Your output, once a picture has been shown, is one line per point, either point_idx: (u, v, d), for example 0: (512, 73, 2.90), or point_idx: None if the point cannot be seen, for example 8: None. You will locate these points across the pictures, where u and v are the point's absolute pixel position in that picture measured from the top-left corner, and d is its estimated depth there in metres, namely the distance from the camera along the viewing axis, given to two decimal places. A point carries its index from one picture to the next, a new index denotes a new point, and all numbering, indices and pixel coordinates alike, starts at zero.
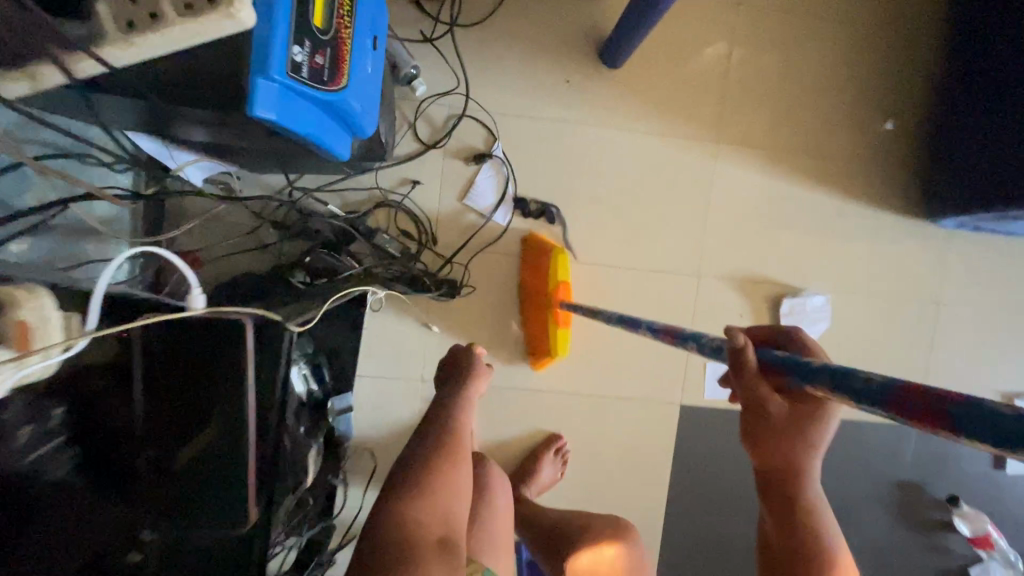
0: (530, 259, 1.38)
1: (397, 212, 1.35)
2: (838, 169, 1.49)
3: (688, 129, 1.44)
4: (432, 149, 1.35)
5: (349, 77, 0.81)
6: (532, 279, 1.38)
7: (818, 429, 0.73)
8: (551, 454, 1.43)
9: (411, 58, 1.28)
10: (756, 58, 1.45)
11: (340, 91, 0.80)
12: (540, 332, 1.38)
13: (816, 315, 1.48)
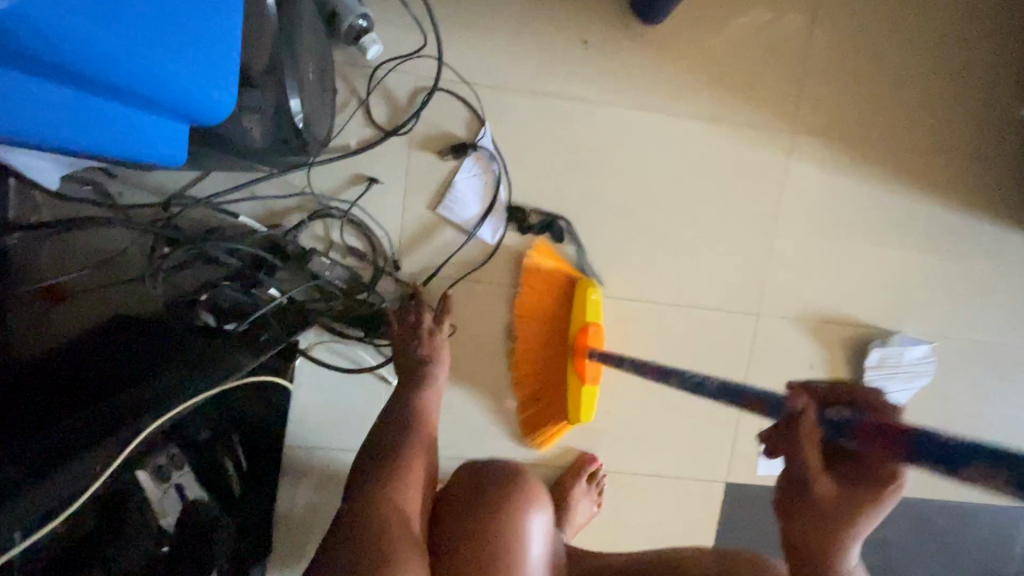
0: (543, 289, 1.00)
1: (341, 226, 0.97)
2: (951, 170, 1.09)
3: (751, 113, 1.04)
4: (392, 137, 0.96)
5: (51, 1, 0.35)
6: (550, 316, 1.00)
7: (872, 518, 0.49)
8: (585, 484, 1.06)
9: (360, 3, 0.88)
10: (848, 14, 1.04)
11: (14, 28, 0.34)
12: (553, 390, 1.01)
13: (916, 369, 1.10)
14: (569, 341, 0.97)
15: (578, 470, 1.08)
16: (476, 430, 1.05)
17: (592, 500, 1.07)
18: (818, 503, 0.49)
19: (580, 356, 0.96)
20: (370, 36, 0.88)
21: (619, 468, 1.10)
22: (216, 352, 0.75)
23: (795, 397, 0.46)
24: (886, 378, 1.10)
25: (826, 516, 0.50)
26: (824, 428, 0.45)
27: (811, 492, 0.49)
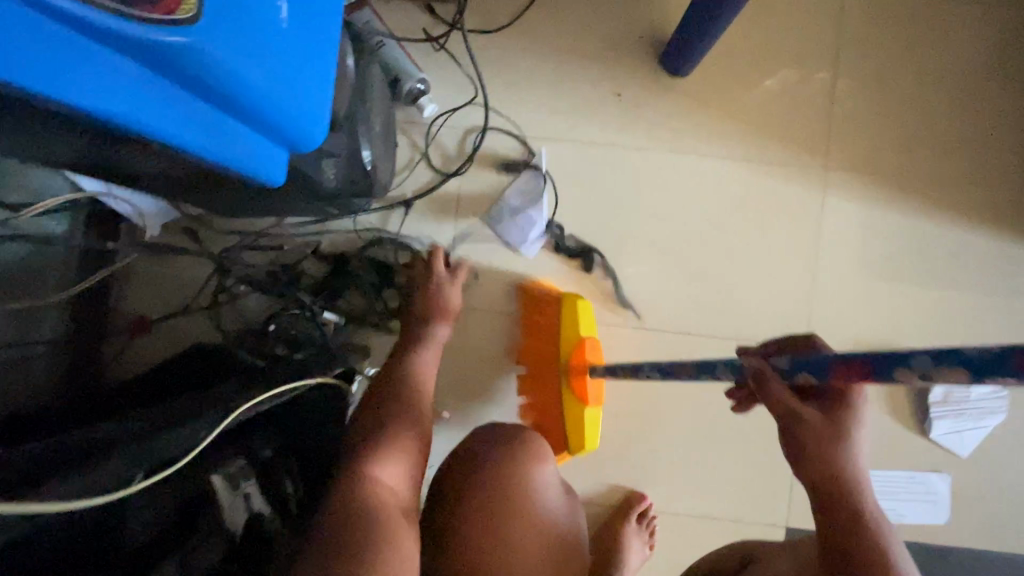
0: (538, 314, 1.04)
1: (392, 248, 1.04)
2: (997, 200, 1.08)
3: (781, 151, 1.09)
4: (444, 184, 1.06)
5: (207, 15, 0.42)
6: (546, 339, 1.04)
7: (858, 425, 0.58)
8: (637, 524, 1.03)
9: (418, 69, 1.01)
10: (870, 58, 1.10)
11: (184, 33, 0.41)
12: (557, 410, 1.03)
13: (984, 405, 1.05)
14: (567, 360, 0.99)
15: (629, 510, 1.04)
16: None
17: (644, 541, 1.03)
18: (811, 425, 0.57)
19: (582, 375, 0.99)
20: (426, 97, 1.02)
21: (670, 509, 1.07)
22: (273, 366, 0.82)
23: (748, 359, 0.56)
24: (953, 414, 1.05)
25: (821, 440, 0.58)
26: (851, 372, 0.45)
27: (809, 422, 0.57)
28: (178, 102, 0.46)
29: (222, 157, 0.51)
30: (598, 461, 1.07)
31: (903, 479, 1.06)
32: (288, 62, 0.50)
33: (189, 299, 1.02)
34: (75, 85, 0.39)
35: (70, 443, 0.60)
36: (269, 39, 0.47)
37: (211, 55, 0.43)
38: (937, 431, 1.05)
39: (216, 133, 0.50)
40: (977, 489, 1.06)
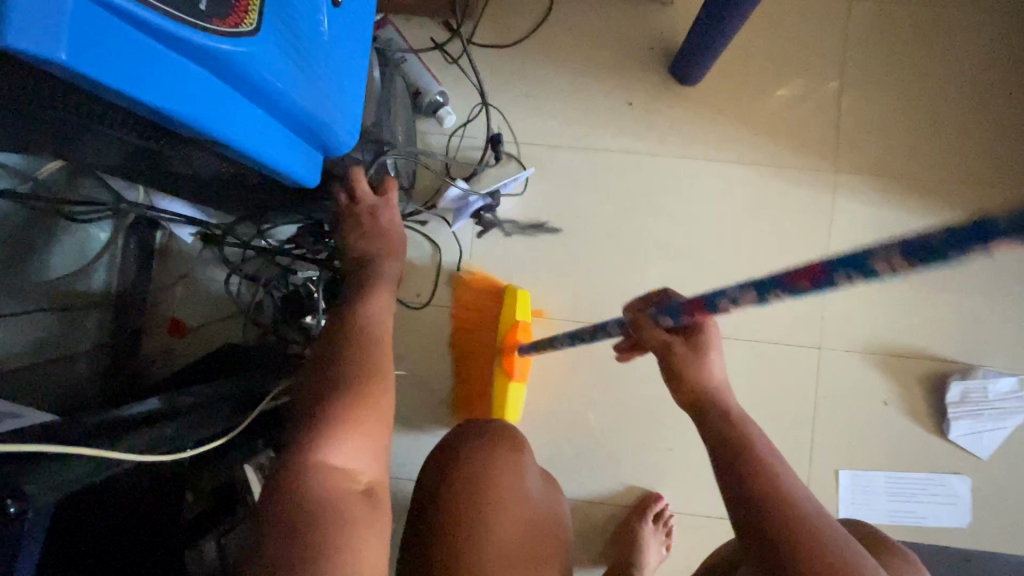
0: (483, 303, 1.09)
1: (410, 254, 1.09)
2: (1008, 200, 1.09)
3: (790, 155, 1.11)
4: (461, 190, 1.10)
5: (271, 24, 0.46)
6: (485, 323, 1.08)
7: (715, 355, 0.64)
8: (653, 523, 1.04)
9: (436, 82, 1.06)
10: (877, 64, 1.12)
11: (257, 41, 0.44)
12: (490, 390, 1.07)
13: (1003, 406, 1.04)
14: (501, 341, 1.04)
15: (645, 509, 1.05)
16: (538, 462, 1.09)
17: (661, 540, 1.03)
18: (688, 385, 0.63)
19: (512, 357, 1.03)
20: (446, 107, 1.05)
21: (686, 509, 1.08)
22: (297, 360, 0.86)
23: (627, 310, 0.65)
24: (971, 414, 1.04)
25: (703, 382, 0.62)
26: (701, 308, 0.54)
27: (671, 352, 0.63)
28: (243, 105, 0.48)
29: (273, 160, 0.54)
30: (614, 461, 1.09)
31: (922, 480, 1.05)
32: (325, 66, 0.54)
33: (221, 303, 1.08)
34: (173, 92, 0.41)
35: (105, 413, 0.62)
36: (311, 45, 0.51)
37: (273, 61, 0.46)
38: (956, 431, 1.05)
39: (271, 134, 0.53)
40: (999, 490, 1.05)
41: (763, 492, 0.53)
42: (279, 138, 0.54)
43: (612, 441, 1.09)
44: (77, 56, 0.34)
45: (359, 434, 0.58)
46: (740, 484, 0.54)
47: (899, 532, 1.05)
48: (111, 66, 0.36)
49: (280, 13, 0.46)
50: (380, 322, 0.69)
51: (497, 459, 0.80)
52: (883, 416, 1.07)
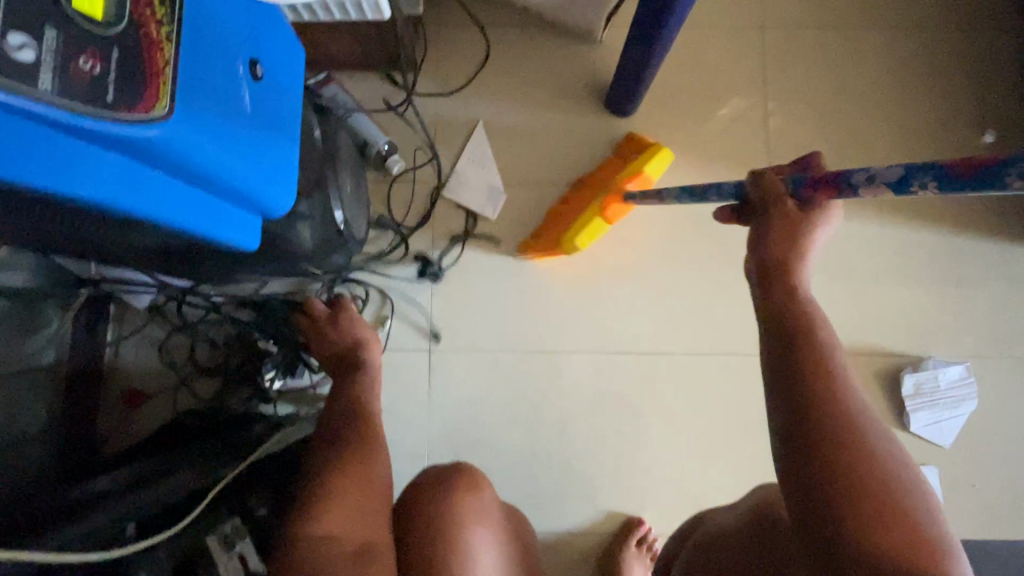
0: (616, 164, 1.11)
1: (371, 302, 1.11)
2: (934, 200, 1.16)
3: (728, 172, 1.17)
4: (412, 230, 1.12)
5: (187, 103, 0.47)
6: (612, 169, 1.10)
7: (815, 241, 0.60)
8: (636, 547, 1.03)
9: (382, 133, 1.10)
10: (797, 83, 1.20)
11: (172, 123, 0.46)
12: (567, 216, 1.10)
13: (956, 394, 1.08)
14: (618, 181, 1.04)
15: (627, 534, 1.05)
16: (518, 498, 1.08)
17: (646, 565, 1.03)
18: (779, 292, 0.60)
19: (617, 197, 1.04)
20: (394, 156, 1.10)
21: (670, 531, 1.07)
22: (260, 428, 0.92)
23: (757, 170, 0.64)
24: (928, 405, 1.08)
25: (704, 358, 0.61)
26: (832, 183, 0.56)
27: (776, 216, 0.60)
28: (165, 182, 0.50)
29: (209, 232, 0.56)
30: (593, 489, 1.08)
31: None
32: (252, 137, 0.55)
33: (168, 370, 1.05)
34: (85, 179, 0.43)
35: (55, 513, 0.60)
36: (233, 119, 0.52)
37: (192, 140, 0.48)
38: (916, 424, 1.08)
39: (201, 206, 0.54)
40: (965, 478, 1.08)
41: (819, 408, 0.52)
42: (214, 211, 0.56)
43: (589, 470, 1.09)
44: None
45: (339, 507, 0.72)
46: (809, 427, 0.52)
47: None
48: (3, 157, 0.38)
49: (192, 94, 0.48)
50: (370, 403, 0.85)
51: (461, 501, 0.78)
52: None
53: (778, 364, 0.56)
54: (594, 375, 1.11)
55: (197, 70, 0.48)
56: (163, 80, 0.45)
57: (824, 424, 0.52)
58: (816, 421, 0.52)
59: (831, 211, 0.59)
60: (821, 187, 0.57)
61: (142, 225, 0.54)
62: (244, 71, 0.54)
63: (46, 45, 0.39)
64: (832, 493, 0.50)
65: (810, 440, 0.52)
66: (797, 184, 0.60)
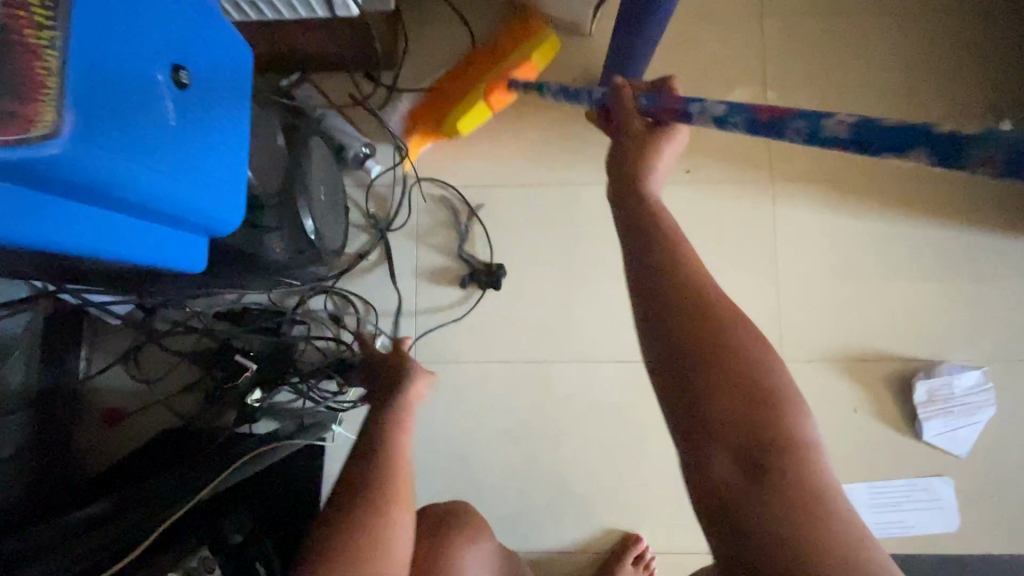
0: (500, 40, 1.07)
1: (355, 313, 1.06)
2: (947, 194, 1.09)
3: (726, 168, 1.10)
4: (393, 237, 1.08)
5: (81, 115, 0.38)
6: (487, 59, 1.06)
7: (670, 152, 0.59)
8: (631, 566, 0.98)
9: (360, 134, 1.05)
10: (798, 73, 1.13)
11: (57, 140, 0.37)
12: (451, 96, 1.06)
13: (971, 400, 1.02)
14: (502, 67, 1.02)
15: (622, 553, 1.00)
16: (509, 515, 1.03)
17: None
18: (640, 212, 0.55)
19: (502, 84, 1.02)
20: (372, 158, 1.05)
21: (668, 548, 1.02)
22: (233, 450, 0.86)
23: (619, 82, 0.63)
24: (942, 413, 1.02)
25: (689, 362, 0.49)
26: (678, 109, 0.57)
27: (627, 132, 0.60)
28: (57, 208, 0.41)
29: (136, 258, 0.50)
30: (586, 505, 1.04)
31: (903, 487, 1.02)
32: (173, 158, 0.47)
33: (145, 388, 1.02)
34: None
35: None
36: (147, 139, 0.43)
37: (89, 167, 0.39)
38: (929, 433, 1.02)
39: (112, 233, 0.46)
40: (981, 490, 1.01)
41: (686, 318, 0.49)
42: (141, 235, 0.49)
43: (583, 485, 1.04)
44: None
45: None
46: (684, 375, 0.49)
47: (888, 544, 1.01)
48: None
49: (91, 103, 0.39)
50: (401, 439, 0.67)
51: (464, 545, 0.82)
52: (855, 424, 1.04)
53: (645, 283, 0.51)
54: (587, 386, 1.06)
55: (95, 80, 0.38)
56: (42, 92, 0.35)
57: (694, 332, 0.49)
58: (684, 330, 0.49)
59: (677, 134, 0.59)
60: (668, 110, 0.58)
61: (47, 251, 0.46)
62: (164, 79, 0.45)
63: None
64: (698, 398, 0.48)
65: (678, 351, 0.49)
66: (648, 103, 0.60)
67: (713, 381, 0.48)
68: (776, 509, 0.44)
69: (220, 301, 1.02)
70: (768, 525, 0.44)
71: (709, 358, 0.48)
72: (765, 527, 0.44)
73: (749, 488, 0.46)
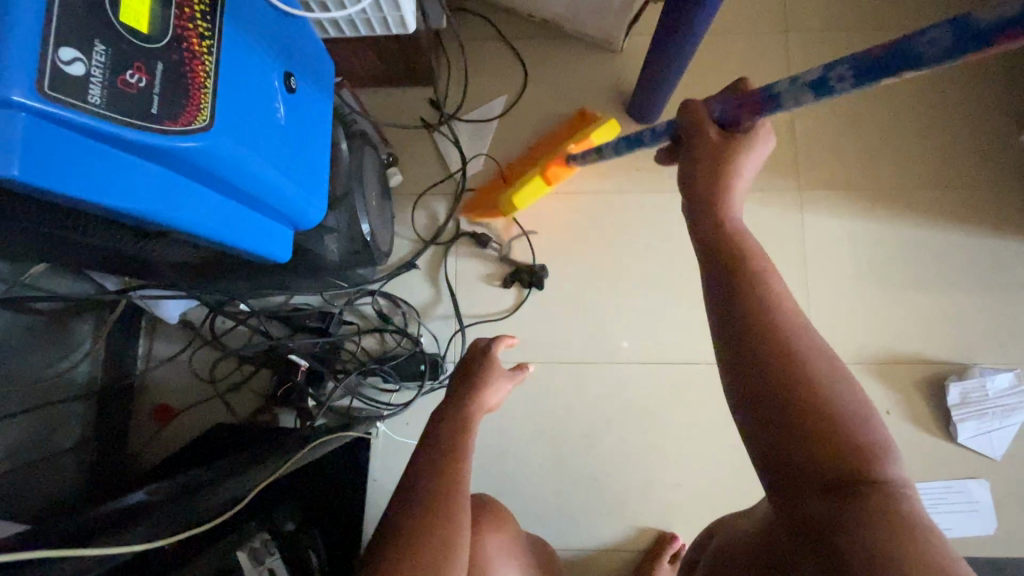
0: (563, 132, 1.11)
1: (399, 312, 1.10)
2: (973, 202, 1.11)
3: (754, 176, 1.14)
4: (453, 247, 1.12)
5: (226, 119, 0.50)
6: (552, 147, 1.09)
7: (754, 155, 0.56)
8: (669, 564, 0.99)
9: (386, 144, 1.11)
10: None
11: (210, 135, 0.48)
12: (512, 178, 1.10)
13: (1007, 402, 1.03)
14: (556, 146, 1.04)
15: (659, 551, 1.01)
16: (547, 512, 1.06)
17: None
18: None
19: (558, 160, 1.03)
20: (394, 168, 1.11)
21: None
22: (289, 437, 0.91)
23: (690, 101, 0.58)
24: (976, 415, 1.03)
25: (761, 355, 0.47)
26: (756, 103, 0.54)
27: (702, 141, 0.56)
28: (197, 190, 0.52)
29: (242, 242, 0.59)
30: (623, 504, 1.05)
31: (940, 489, 1.02)
32: (283, 149, 0.58)
33: (200, 386, 1.06)
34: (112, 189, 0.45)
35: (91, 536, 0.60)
36: (265, 132, 0.55)
37: (227, 151, 0.50)
38: (963, 435, 1.03)
39: (233, 218, 0.56)
40: (1018, 493, 1.02)
41: (762, 342, 0.47)
42: (248, 223, 0.59)
43: (618, 483, 1.06)
44: (28, 169, 0.39)
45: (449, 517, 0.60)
46: (763, 395, 0.46)
47: None
48: (66, 171, 0.41)
49: (230, 111, 0.51)
50: (472, 432, 0.72)
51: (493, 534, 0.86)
52: (890, 426, 1.05)
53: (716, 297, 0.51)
54: (621, 386, 1.08)
55: (231, 84, 0.51)
56: (203, 92, 0.48)
57: (771, 361, 0.47)
58: (759, 352, 0.47)
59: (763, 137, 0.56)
60: (746, 106, 0.54)
61: (169, 233, 0.56)
62: (279, 85, 0.58)
63: (94, 59, 0.42)
64: (781, 409, 0.46)
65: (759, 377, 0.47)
66: (727, 112, 0.56)
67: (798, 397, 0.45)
68: (868, 540, 0.41)
69: (271, 302, 1.07)
70: (863, 558, 0.41)
71: (781, 374, 0.46)
72: (862, 559, 0.41)
73: (844, 520, 0.43)
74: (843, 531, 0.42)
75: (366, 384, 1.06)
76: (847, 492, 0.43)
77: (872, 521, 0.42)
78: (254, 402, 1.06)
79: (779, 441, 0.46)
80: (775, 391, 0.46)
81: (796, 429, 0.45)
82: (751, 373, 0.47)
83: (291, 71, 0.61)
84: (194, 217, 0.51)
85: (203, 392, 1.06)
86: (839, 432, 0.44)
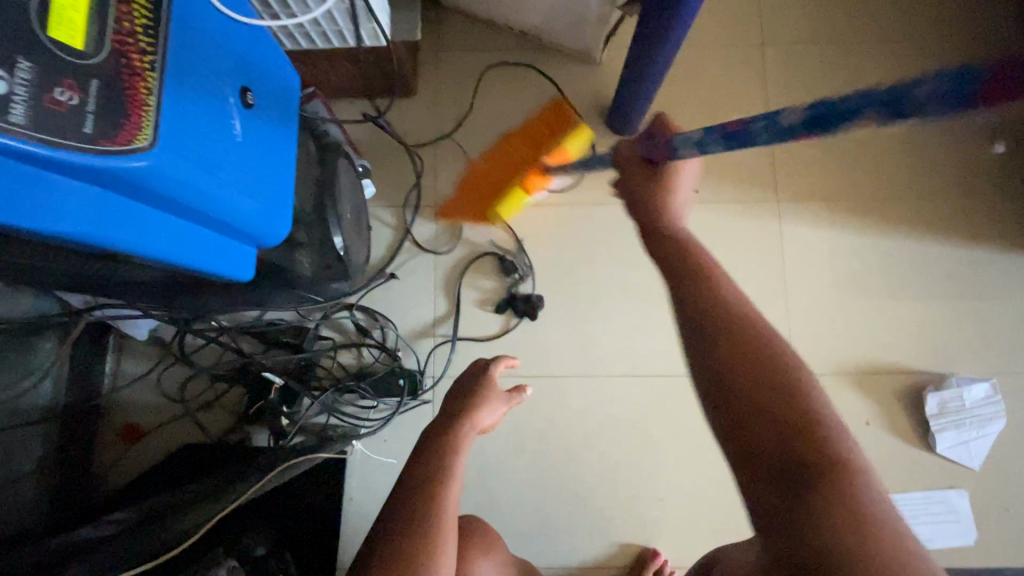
0: (536, 129, 1.13)
1: (378, 326, 1.08)
2: (946, 213, 1.13)
3: (732, 188, 1.14)
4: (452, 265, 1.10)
5: (174, 139, 0.48)
6: (526, 150, 1.11)
7: (679, 195, 0.60)
8: None
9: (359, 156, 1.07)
10: (798, 98, 1.19)
11: (155, 154, 0.47)
12: (491, 185, 1.11)
13: (982, 412, 1.04)
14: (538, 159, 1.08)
15: (642, 568, 1.00)
16: (528, 528, 1.04)
17: None
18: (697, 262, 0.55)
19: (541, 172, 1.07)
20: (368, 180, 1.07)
21: (687, 561, 1.02)
22: (258, 459, 0.88)
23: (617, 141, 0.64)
24: (953, 424, 1.03)
25: (720, 343, 0.51)
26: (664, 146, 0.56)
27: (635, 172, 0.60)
28: (145, 212, 0.50)
29: (197, 262, 0.57)
30: (605, 519, 1.04)
31: (920, 500, 1.02)
32: (239, 166, 0.56)
33: (167, 404, 1.03)
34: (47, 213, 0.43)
35: None
36: (217, 149, 0.53)
37: (175, 170, 0.48)
38: (942, 445, 1.03)
39: (188, 238, 0.55)
40: (997, 501, 1.02)
41: (720, 334, 0.51)
42: (202, 243, 0.57)
43: (600, 498, 1.04)
44: None
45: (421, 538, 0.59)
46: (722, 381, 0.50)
47: None
48: None
49: (177, 129, 0.49)
50: (461, 449, 0.70)
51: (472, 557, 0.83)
52: (870, 437, 1.05)
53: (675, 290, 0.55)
54: (602, 399, 1.07)
55: (180, 103, 0.49)
56: (144, 112, 0.46)
57: (729, 351, 0.50)
58: (717, 344, 0.51)
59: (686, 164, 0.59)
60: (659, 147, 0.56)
61: (121, 256, 0.54)
62: (233, 101, 0.56)
63: (19, 78, 0.40)
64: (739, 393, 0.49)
65: (712, 368, 0.51)
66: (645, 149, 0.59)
67: (754, 381, 0.49)
68: (816, 537, 0.42)
69: (242, 318, 1.04)
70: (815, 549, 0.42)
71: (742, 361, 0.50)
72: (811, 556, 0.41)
73: (799, 504, 0.44)
74: (793, 523, 0.43)
75: (344, 401, 1.04)
76: (799, 483, 0.44)
77: (821, 507, 0.43)
78: (226, 420, 1.03)
79: (742, 424, 0.48)
80: (732, 377, 0.50)
81: (752, 412, 0.48)
82: (712, 360, 0.51)
83: (245, 84, 0.59)
84: (142, 239, 0.50)
85: (173, 411, 1.03)
86: (781, 414, 0.47)
